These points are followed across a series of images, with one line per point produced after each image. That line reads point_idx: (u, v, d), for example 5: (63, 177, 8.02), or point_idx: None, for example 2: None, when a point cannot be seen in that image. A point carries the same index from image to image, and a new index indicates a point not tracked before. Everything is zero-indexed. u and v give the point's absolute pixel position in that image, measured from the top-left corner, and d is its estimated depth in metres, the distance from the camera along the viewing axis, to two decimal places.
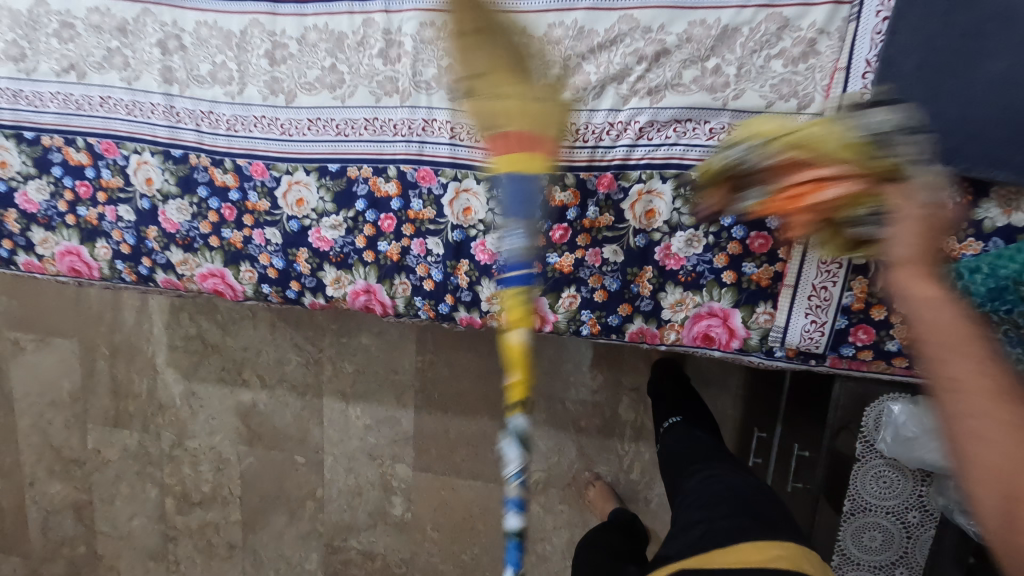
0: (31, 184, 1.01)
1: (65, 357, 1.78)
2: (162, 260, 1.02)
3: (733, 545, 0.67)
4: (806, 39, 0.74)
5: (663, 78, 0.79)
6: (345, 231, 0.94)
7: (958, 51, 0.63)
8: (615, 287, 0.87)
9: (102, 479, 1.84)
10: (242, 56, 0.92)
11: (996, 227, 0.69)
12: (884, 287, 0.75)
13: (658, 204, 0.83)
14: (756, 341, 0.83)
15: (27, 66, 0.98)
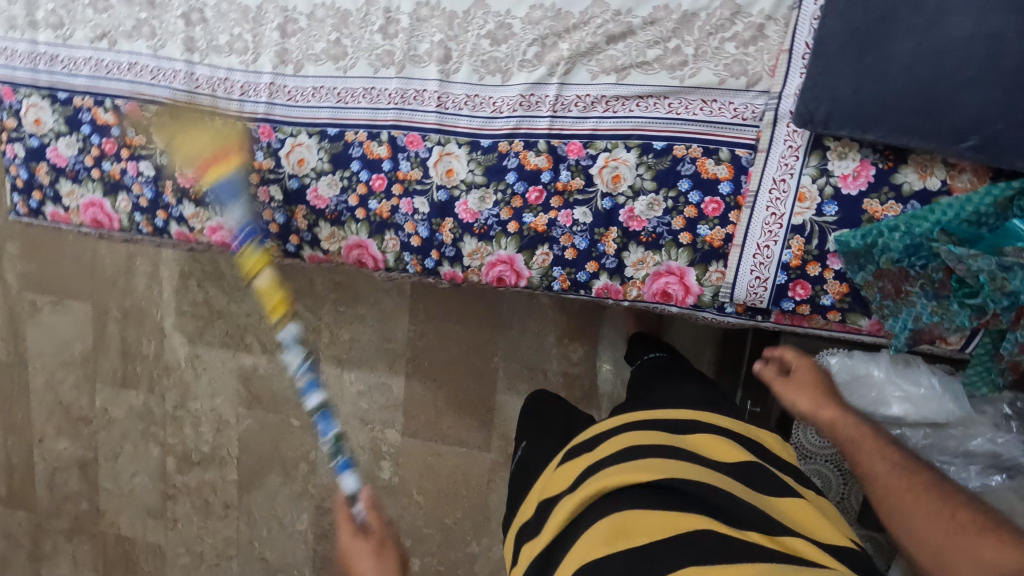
0: (62, 140, 1.12)
1: (79, 319, 1.88)
2: (177, 213, 1.11)
3: (694, 412, 0.78)
4: (756, 23, 0.84)
5: (629, 58, 0.89)
6: (340, 189, 1.03)
7: (876, 31, 0.71)
8: (583, 246, 0.96)
9: (108, 437, 1.93)
10: (258, 29, 1.03)
11: (914, 191, 0.78)
12: (818, 246, 0.83)
13: (622, 170, 0.92)
14: (709, 297, 0.92)
15: (64, 33, 1.09)
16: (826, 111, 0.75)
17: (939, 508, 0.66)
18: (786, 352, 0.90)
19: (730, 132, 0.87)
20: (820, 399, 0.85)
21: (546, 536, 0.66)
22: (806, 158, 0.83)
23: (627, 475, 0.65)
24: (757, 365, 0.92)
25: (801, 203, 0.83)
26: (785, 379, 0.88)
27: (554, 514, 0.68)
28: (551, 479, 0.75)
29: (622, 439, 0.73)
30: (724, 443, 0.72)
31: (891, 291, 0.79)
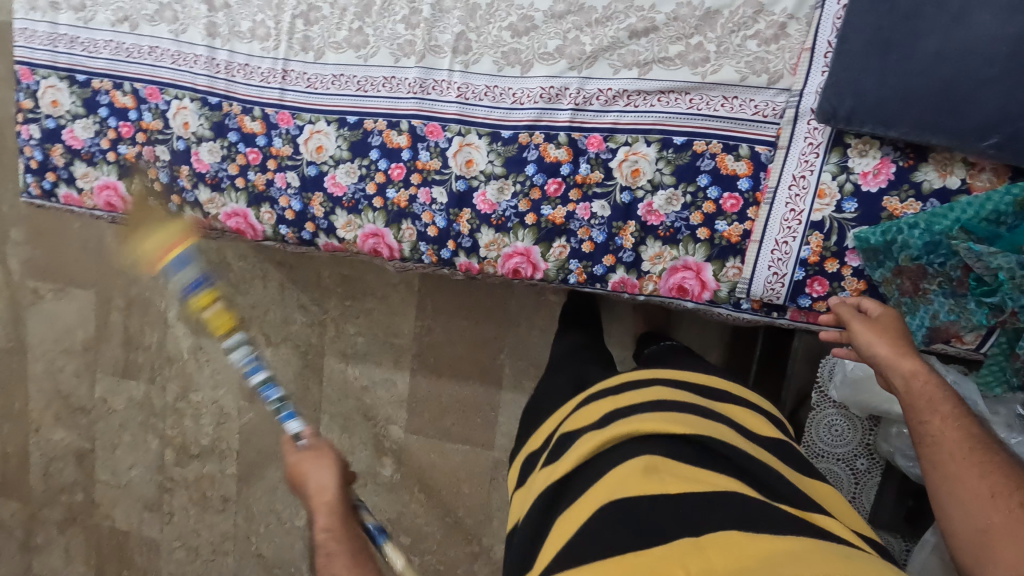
0: (79, 122, 1.12)
1: (82, 307, 1.87)
2: (192, 198, 1.11)
3: (721, 382, 0.83)
4: (778, 22, 0.85)
5: (651, 53, 0.90)
6: (358, 178, 1.03)
7: (900, 28, 0.73)
8: (601, 240, 0.96)
9: (107, 427, 1.91)
10: (280, 16, 1.03)
11: (933, 189, 0.79)
12: (837, 242, 0.84)
13: (642, 164, 0.92)
14: (725, 293, 0.92)
15: (85, 15, 1.09)
16: (849, 107, 0.75)
17: (1007, 492, 0.58)
18: (863, 300, 0.81)
19: (750, 129, 0.88)
20: (901, 347, 0.75)
21: (573, 460, 0.72)
22: (826, 155, 0.83)
23: (663, 424, 0.71)
24: (836, 301, 0.83)
25: (821, 199, 0.84)
26: (866, 321, 0.78)
27: (584, 442, 0.73)
28: (579, 413, 0.81)
29: (658, 392, 0.79)
30: (751, 416, 0.78)
31: (910, 288, 0.80)
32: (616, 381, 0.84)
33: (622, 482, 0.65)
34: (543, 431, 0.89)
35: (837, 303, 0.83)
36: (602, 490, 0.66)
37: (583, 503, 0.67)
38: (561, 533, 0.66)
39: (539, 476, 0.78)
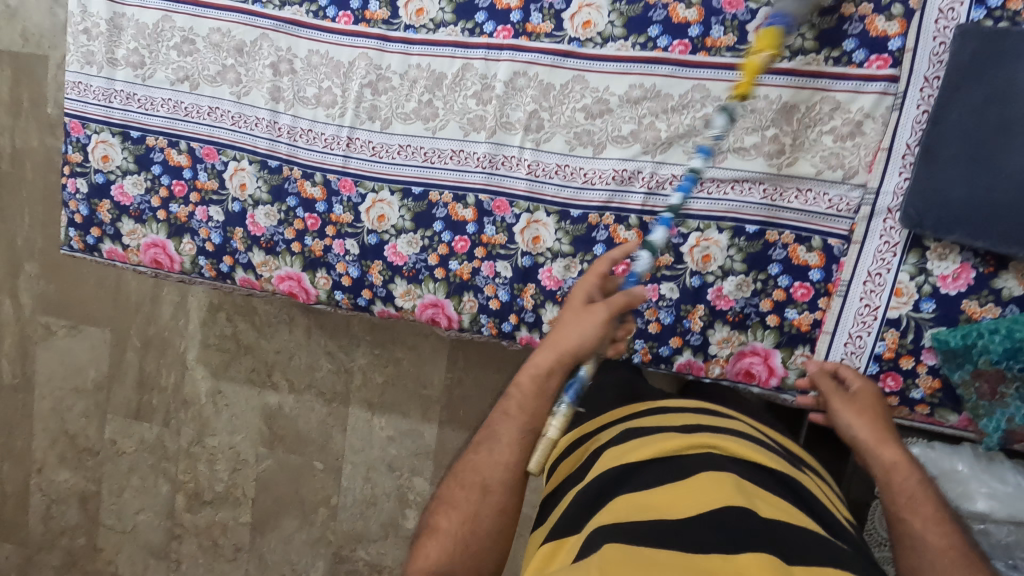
0: (129, 178, 1.09)
1: (95, 345, 1.82)
2: (244, 260, 1.08)
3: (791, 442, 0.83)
4: (854, 120, 0.87)
5: (727, 143, 0.91)
6: (420, 248, 1.02)
7: (989, 143, 0.76)
8: (668, 321, 0.96)
9: (114, 470, 1.84)
10: (347, 84, 1.02)
11: (1013, 296, 0.81)
12: (913, 340, 0.85)
13: (713, 250, 0.93)
14: (793, 380, 0.92)
15: (143, 72, 1.07)
16: (935, 215, 0.79)
17: None
18: (842, 368, 0.86)
19: (823, 222, 0.89)
20: (883, 435, 0.78)
21: (649, 453, 0.71)
22: (904, 255, 0.85)
23: (750, 454, 0.71)
24: (815, 366, 0.87)
25: (898, 297, 0.85)
26: (846, 398, 0.83)
27: (662, 441, 0.73)
28: (650, 415, 0.80)
29: (740, 427, 0.79)
30: (819, 480, 0.78)
31: (987, 392, 0.81)
32: (686, 405, 0.84)
33: (710, 488, 0.64)
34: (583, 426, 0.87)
35: (815, 371, 0.87)
36: (686, 488, 0.65)
37: (660, 493, 0.65)
38: (626, 511, 0.64)
39: (597, 457, 0.76)
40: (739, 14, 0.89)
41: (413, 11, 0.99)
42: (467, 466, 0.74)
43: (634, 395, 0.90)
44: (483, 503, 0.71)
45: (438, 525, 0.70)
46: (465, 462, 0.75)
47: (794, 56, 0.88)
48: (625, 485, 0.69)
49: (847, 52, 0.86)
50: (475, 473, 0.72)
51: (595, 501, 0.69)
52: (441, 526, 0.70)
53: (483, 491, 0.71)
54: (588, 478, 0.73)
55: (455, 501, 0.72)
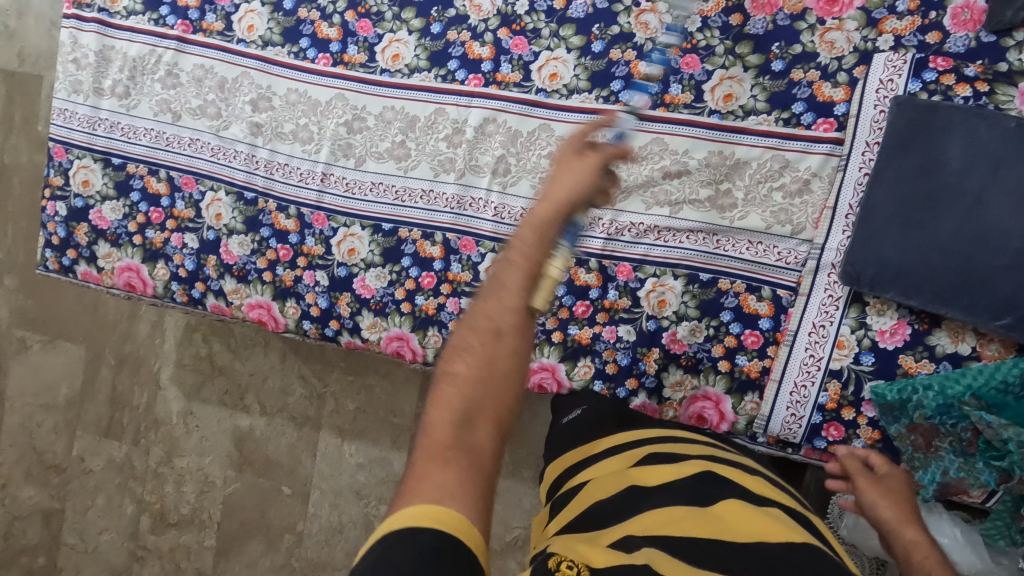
0: (108, 204, 1.12)
1: (70, 362, 1.82)
2: (216, 287, 1.10)
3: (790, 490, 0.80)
4: (802, 178, 0.91)
5: (683, 194, 0.95)
6: (388, 282, 1.05)
7: (921, 209, 0.80)
8: (624, 363, 0.98)
9: (80, 488, 1.82)
10: (324, 122, 1.06)
11: (946, 352, 0.85)
12: (853, 392, 0.88)
13: (668, 295, 0.96)
14: (743, 425, 0.94)
15: (128, 102, 1.11)
16: (872, 273, 0.82)
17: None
18: (871, 454, 0.86)
19: (772, 273, 0.93)
20: (906, 517, 0.80)
21: (673, 475, 0.71)
22: (846, 309, 0.89)
23: (768, 488, 0.71)
24: (845, 452, 0.87)
25: (840, 349, 0.89)
26: (873, 479, 0.83)
27: (684, 466, 0.73)
28: (668, 442, 0.81)
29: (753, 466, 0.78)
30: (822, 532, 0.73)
31: (922, 444, 0.84)
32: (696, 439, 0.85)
33: (736, 511, 0.64)
34: (587, 449, 0.85)
35: (844, 453, 0.87)
36: (713, 511, 0.64)
37: (686, 511, 0.64)
38: (657, 526, 0.62)
39: (619, 473, 0.76)
40: (695, 74, 0.94)
41: (389, 56, 1.04)
42: (479, 311, 0.62)
43: (630, 421, 0.90)
44: (500, 347, 0.60)
45: (454, 371, 0.59)
46: (476, 309, 0.63)
47: (746, 115, 0.93)
48: (648, 501, 0.68)
49: (796, 114, 0.91)
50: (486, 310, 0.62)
51: (618, 510, 0.68)
52: (461, 371, 0.59)
53: (497, 334, 0.60)
54: (608, 491, 0.73)
55: (468, 342, 0.60)
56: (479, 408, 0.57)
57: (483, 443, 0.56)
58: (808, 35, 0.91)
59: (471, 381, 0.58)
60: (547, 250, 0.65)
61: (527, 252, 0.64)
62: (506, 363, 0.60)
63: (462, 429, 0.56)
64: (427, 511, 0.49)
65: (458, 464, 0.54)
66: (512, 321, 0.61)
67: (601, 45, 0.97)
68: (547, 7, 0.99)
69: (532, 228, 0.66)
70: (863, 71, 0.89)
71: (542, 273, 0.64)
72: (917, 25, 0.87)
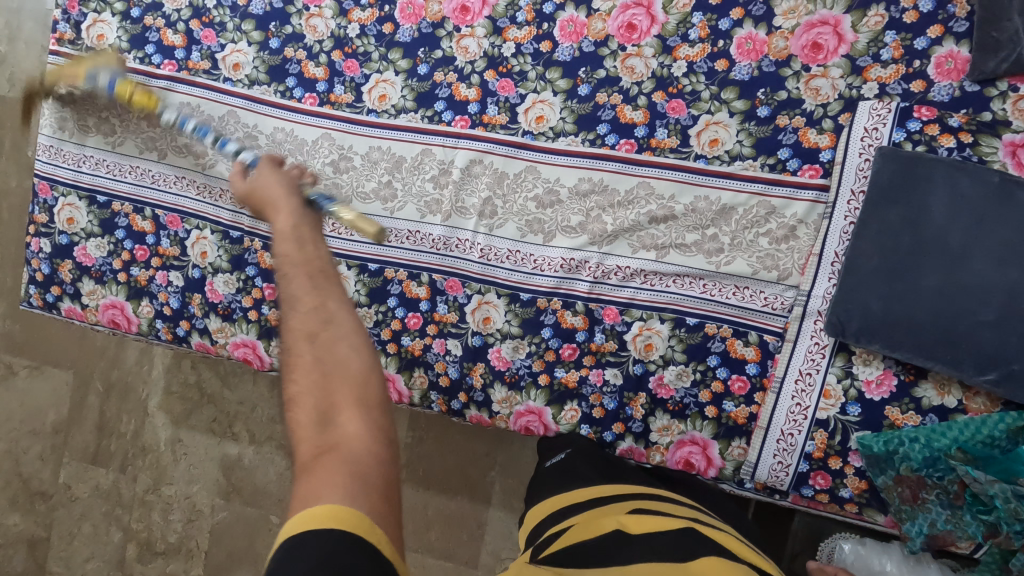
0: (93, 241, 1.11)
1: (58, 388, 1.80)
2: (201, 325, 1.09)
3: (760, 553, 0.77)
4: (789, 224, 0.91)
5: (669, 239, 0.95)
6: (374, 322, 1.04)
7: (905, 263, 0.81)
8: (611, 407, 0.97)
9: (66, 515, 1.80)
10: (310, 161, 1.06)
11: (932, 405, 0.85)
12: (840, 442, 0.88)
13: (655, 339, 0.96)
14: (730, 471, 0.93)
15: (114, 139, 1.10)
16: (857, 324, 0.83)
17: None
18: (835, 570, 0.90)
19: (759, 319, 0.92)
20: None
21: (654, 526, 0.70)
22: (832, 357, 0.88)
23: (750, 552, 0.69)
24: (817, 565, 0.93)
25: (826, 399, 0.88)
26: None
27: (668, 520, 0.72)
28: (658, 500, 0.80)
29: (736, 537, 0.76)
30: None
31: (909, 497, 0.83)
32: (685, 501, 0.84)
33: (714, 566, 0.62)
34: (574, 494, 0.84)
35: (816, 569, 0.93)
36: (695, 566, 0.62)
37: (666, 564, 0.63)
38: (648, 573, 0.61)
39: (603, 518, 0.75)
40: (681, 119, 0.94)
41: (376, 97, 1.04)
42: (292, 329, 0.69)
43: (613, 474, 0.89)
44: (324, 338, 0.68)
45: (294, 394, 0.65)
46: (288, 329, 0.70)
47: (732, 160, 0.92)
48: (632, 547, 0.67)
49: (782, 160, 0.91)
50: (297, 320, 0.70)
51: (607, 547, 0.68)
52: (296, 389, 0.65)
53: (314, 337, 0.68)
54: (594, 532, 0.72)
55: (297, 357, 0.67)
56: (327, 407, 0.63)
57: (349, 430, 0.61)
58: (793, 81, 0.91)
59: (310, 391, 0.64)
60: (313, 246, 0.78)
61: (298, 255, 0.76)
62: (332, 355, 0.67)
63: (322, 428, 0.61)
64: (326, 514, 0.53)
65: (330, 460, 0.58)
66: (324, 317, 0.70)
67: (587, 89, 0.97)
68: (534, 49, 0.99)
69: (285, 237, 0.78)
70: (848, 118, 0.89)
71: (320, 263, 0.76)
72: (901, 73, 0.87)
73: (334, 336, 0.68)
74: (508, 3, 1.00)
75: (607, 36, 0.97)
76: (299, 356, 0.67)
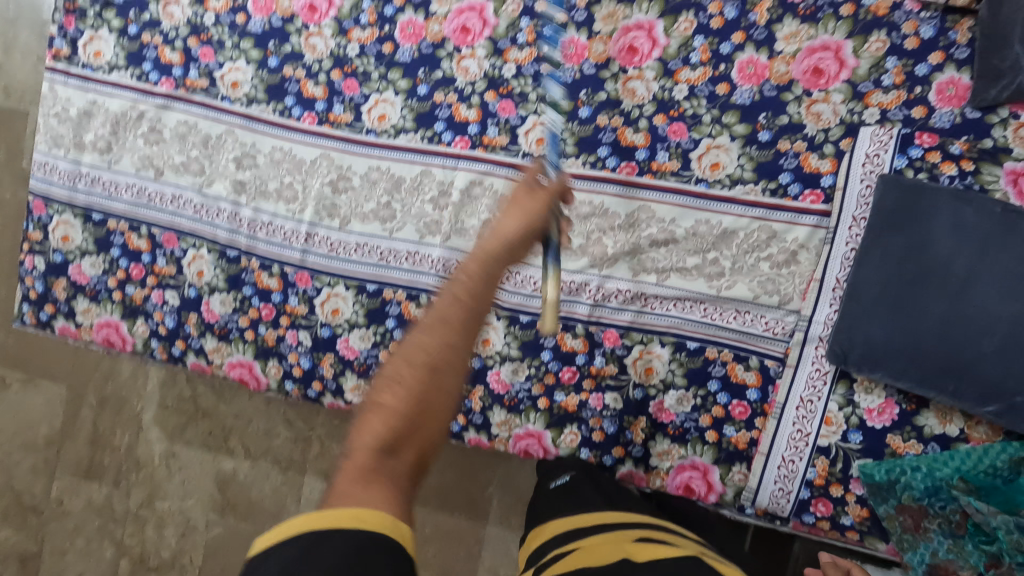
0: (87, 259, 1.10)
1: (51, 401, 1.78)
2: (196, 344, 1.08)
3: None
4: (790, 249, 0.90)
5: (670, 262, 0.94)
6: (372, 343, 1.03)
7: (907, 292, 0.81)
8: (611, 431, 0.97)
9: (58, 530, 1.77)
10: (308, 181, 1.05)
11: (934, 434, 0.84)
12: (842, 469, 0.87)
13: (655, 363, 0.95)
14: (731, 497, 0.93)
15: (110, 157, 1.09)
16: (859, 352, 0.83)
17: None
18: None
19: (760, 344, 0.92)
20: None
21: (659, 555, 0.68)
22: (833, 384, 0.88)
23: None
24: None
25: (827, 426, 0.88)
26: None
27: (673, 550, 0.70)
28: (659, 530, 0.77)
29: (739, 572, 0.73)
30: None
31: (911, 525, 0.83)
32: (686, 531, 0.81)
33: None
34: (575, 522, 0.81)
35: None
36: None
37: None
38: None
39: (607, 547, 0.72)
40: (682, 142, 0.94)
41: (375, 117, 1.03)
42: (414, 342, 0.59)
43: (616, 498, 0.87)
44: (432, 383, 0.57)
45: (381, 402, 0.57)
46: (412, 335, 0.60)
47: (733, 185, 0.92)
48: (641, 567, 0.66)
49: (783, 185, 0.90)
50: (426, 345, 0.58)
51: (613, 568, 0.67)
52: (389, 404, 0.56)
53: (432, 371, 0.57)
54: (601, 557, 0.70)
55: (405, 374, 0.57)
56: (405, 438, 0.56)
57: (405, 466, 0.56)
58: (794, 106, 0.91)
59: (392, 414, 0.56)
60: (483, 284, 0.63)
61: (468, 296, 0.61)
62: (437, 401, 0.57)
63: (385, 456, 0.55)
64: (353, 513, 0.50)
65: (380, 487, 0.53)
66: (450, 359, 0.58)
67: (588, 111, 0.97)
68: (534, 71, 0.99)
69: (489, 248, 0.65)
70: (849, 143, 0.88)
71: (476, 310, 0.61)
72: (902, 99, 0.87)
73: (445, 389, 0.58)
74: (509, 24, 0.99)
75: (609, 59, 0.96)
76: (403, 370, 0.57)
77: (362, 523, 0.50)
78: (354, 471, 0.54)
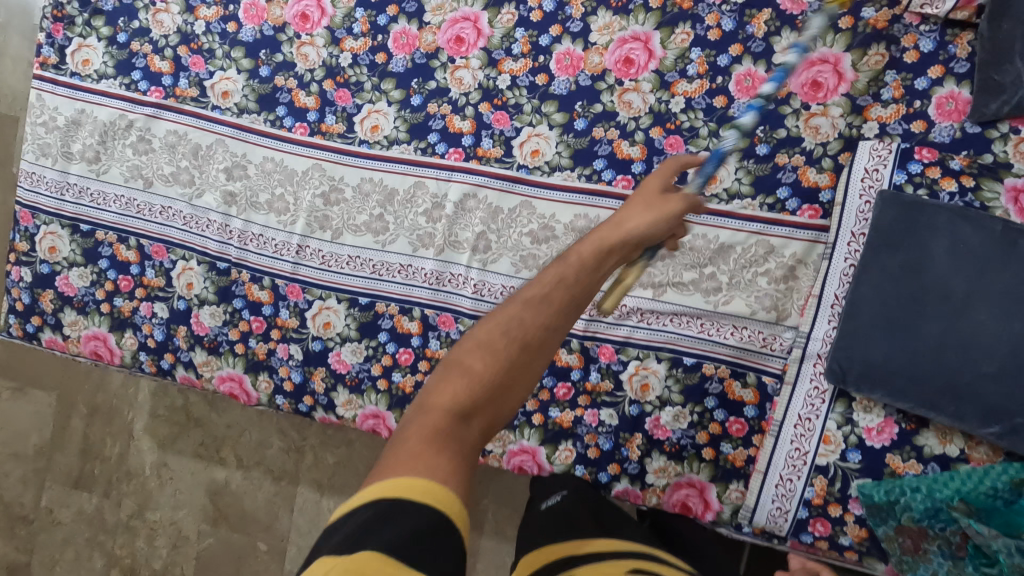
0: (75, 271, 1.08)
1: (41, 410, 1.76)
2: (186, 358, 1.06)
3: None
4: (787, 264, 0.89)
5: (666, 277, 0.93)
6: (364, 357, 1.01)
7: (906, 311, 0.80)
8: (607, 447, 0.95)
9: (47, 541, 1.75)
10: (299, 192, 1.04)
11: (934, 454, 0.84)
12: (840, 488, 0.86)
13: (652, 379, 0.94)
14: (728, 515, 0.91)
15: (98, 167, 1.07)
16: (858, 371, 0.82)
17: None
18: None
19: (757, 360, 0.91)
20: None
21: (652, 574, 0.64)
22: (831, 402, 0.87)
23: None
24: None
25: (825, 444, 0.87)
26: None
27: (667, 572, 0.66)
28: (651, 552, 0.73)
29: None
30: None
31: (911, 547, 0.81)
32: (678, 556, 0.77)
33: None
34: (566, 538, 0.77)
35: None
36: None
37: None
38: None
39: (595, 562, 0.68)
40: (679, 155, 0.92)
41: (368, 127, 1.02)
42: (507, 310, 0.59)
43: (605, 515, 0.82)
44: (521, 358, 0.57)
45: (471, 366, 0.56)
46: (516, 297, 0.60)
47: (731, 199, 0.91)
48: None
49: (781, 200, 0.89)
50: (531, 313, 0.59)
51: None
52: (478, 369, 0.56)
53: (525, 349, 0.58)
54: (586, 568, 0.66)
55: (496, 338, 0.57)
56: (481, 406, 0.55)
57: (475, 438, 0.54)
58: (792, 119, 0.90)
59: (476, 377, 0.56)
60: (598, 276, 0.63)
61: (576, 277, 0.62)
62: (521, 378, 0.58)
63: (460, 421, 0.54)
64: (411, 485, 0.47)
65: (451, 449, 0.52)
66: (546, 340, 0.59)
67: (584, 123, 0.96)
68: (530, 82, 0.97)
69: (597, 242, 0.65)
70: (847, 158, 0.87)
71: (584, 291, 0.62)
72: (902, 113, 0.86)
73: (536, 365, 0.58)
74: (504, 34, 0.98)
75: (605, 70, 0.95)
76: (494, 334, 0.58)
77: (426, 498, 0.48)
78: (423, 430, 0.52)
